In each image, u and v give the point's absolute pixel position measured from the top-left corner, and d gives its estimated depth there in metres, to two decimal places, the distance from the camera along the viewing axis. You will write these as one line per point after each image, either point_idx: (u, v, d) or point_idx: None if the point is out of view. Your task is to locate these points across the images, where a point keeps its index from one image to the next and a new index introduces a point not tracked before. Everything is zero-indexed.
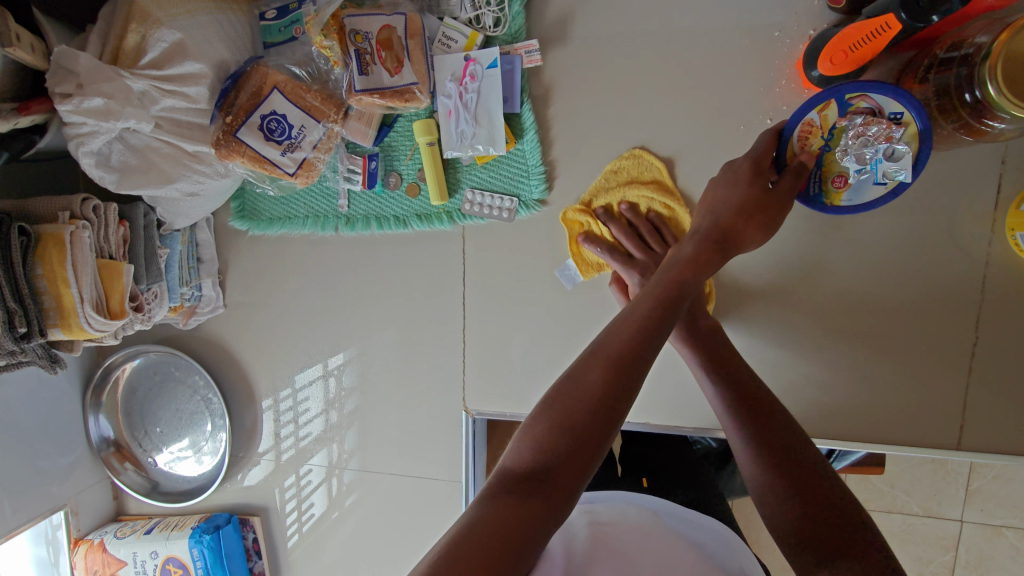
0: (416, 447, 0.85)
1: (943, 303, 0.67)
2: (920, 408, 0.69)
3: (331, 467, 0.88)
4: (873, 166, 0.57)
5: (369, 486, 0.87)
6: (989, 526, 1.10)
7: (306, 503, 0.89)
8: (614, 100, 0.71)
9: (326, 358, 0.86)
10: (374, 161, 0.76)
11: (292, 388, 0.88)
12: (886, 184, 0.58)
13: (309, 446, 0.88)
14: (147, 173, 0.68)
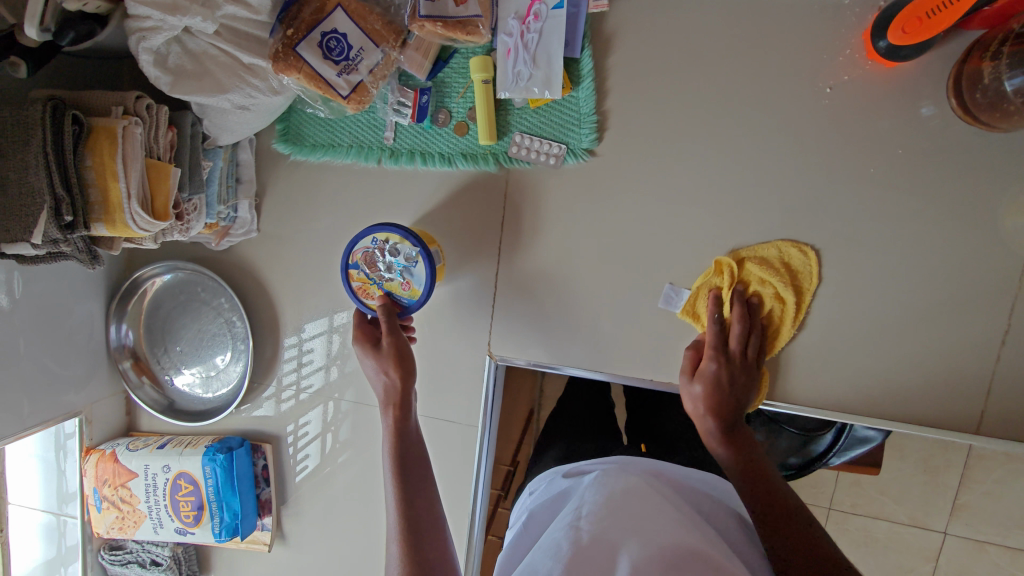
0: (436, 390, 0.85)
1: (980, 288, 0.67)
2: (944, 390, 0.69)
3: (326, 424, 0.90)
4: (395, 265, 0.73)
5: (360, 445, 0.89)
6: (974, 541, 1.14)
7: (300, 456, 0.91)
8: (674, 55, 0.71)
9: (332, 315, 0.88)
10: (425, 95, 0.76)
11: (299, 337, 0.90)
12: (403, 260, 0.72)
13: (307, 400, 0.90)
14: (201, 79, 0.67)
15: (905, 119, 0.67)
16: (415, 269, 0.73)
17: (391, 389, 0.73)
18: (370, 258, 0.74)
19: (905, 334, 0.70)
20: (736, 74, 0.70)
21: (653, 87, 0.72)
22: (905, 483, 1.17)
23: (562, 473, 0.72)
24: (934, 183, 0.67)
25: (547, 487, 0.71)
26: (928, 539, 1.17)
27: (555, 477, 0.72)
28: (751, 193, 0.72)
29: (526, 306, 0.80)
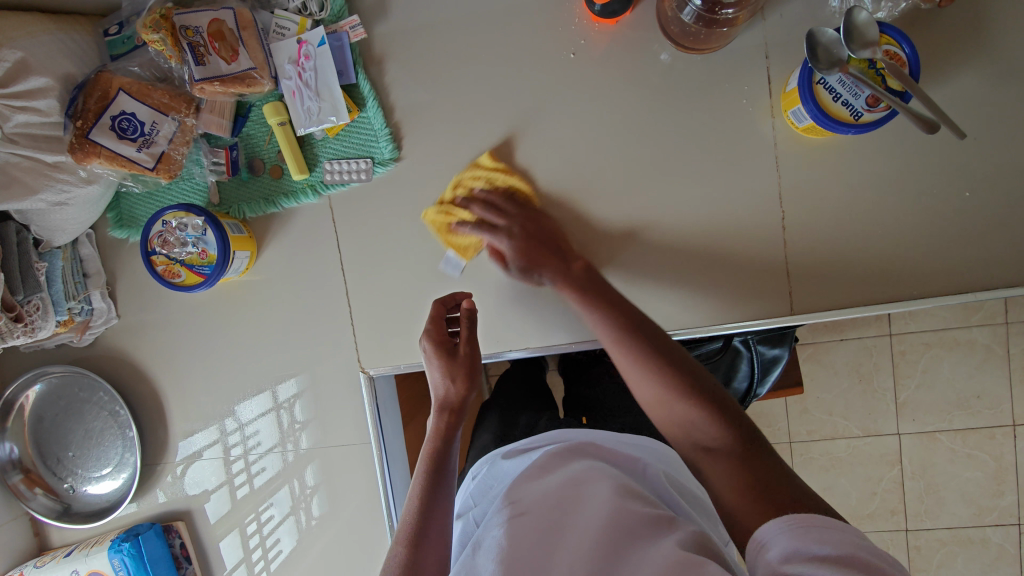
0: (358, 411, 0.88)
1: (753, 189, 0.75)
2: (752, 284, 0.76)
3: (295, 500, 0.90)
4: (191, 233, 0.75)
5: (336, 511, 0.90)
6: (923, 433, 1.32)
7: (271, 540, 0.91)
8: (439, 61, 0.80)
9: (276, 390, 0.90)
10: (235, 150, 0.82)
11: (240, 421, 0.91)
12: (198, 226, 0.75)
13: (266, 483, 0.91)
14: (9, 187, 0.71)
15: (644, 65, 0.76)
16: (208, 238, 0.75)
17: (450, 398, 0.75)
18: (164, 238, 0.76)
19: (707, 245, 0.77)
20: (495, 63, 0.79)
21: (430, 92, 0.80)
22: (847, 396, 1.35)
23: (502, 456, 0.79)
24: (685, 108, 0.76)
25: (490, 470, 0.78)
26: (888, 444, 1.34)
27: (495, 460, 0.79)
28: (540, 160, 0.80)
29: (388, 320, 0.85)
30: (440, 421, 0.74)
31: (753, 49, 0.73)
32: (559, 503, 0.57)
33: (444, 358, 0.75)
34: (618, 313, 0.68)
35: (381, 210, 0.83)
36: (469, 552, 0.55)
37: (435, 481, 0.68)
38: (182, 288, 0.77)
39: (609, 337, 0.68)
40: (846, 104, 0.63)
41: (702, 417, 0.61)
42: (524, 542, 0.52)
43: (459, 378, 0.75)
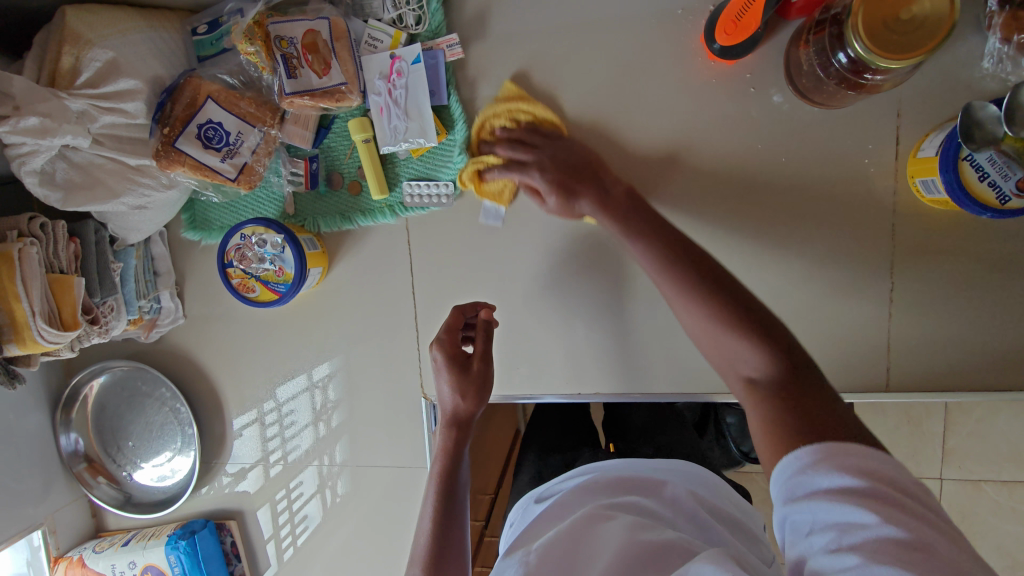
0: (394, 406, 0.87)
1: (862, 255, 0.70)
2: (847, 353, 0.72)
3: (322, 479, 0.90)
4: (268, 251, 0.74)
5: (363, 492, 0.89)
6: (967, 481, 1.24)
7: (299, 516, 0.91)
8: (536, 88, 0.75)
9: (311, 370, 0.89)
10: (316, 162, 0.79)
11: (277, 402, 0.91)
12: (276, 244, 0.73)
13: (297, 461, 0.91)
14: (92, 189, 0.70)
15: (757, 109, 0.71)
16: (285, 256, 0.74)
17: (458, 414, 0.71)
18: (242, 253, 0.74)
19: (805, 311, 0.72)
20: (596, 94, 0.74)
21: (523, 119, 0.76)
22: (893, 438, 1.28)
23: (535, 499, 0.77)
24: (798, 162, 0.70)
25: (523, 515, 0.76)
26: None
27: (528, 504, 0.77)
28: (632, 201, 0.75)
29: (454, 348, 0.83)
30: (445, 437, 0.71)
31: (884, 105, 0.67)
32: (579, 538, 0.56)
33: (456, 374, 0.70)
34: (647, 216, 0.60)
35: (459, 237, 0.80)
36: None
37: (447, 498, 0.67)
38: (257, 303, 0.76)
39: (649, 269, 0.57)
40: (993, 185, 0.57)
41: (755, 350, 0.49)
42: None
43: (469, 394, 0.70)
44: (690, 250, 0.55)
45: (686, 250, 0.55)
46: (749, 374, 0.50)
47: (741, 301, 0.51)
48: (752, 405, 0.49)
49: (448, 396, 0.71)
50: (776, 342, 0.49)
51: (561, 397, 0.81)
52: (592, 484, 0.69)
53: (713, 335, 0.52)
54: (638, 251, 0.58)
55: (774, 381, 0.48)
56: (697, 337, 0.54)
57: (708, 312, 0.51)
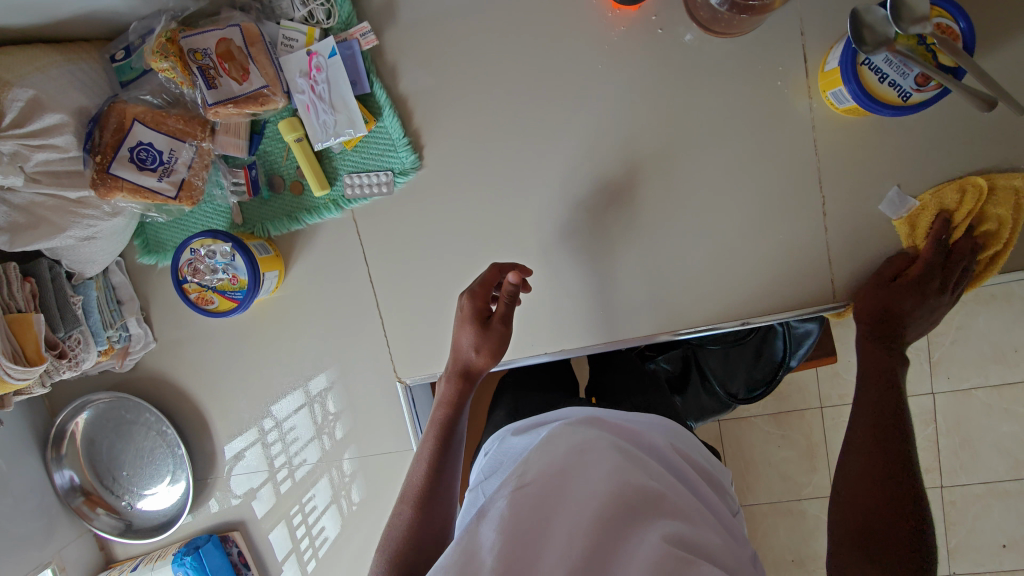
0: (392, 408, 0.89)
1: (790, 175, 0.72)
2: (791, 271, 0.74)
3: (336, 489, 0.92)
4: (219, 261, 0.75)
5: (373, 503, 0.91)
6: (958, 391, 1.25)
7: (317, 528, 0.94)
8: (455, 63, 0.77)
9: (308, 385, 0.90)
10: (254, 169, 0.80)
11: (276, 420, 0.92)
12: (226, 253, 0.75)
13: (307, 475, 0.93)
14: (37, 227, 0.72)
15: (670, 50, 0.72)
16: (236, 263, 0.75)
17: (469, 367, 0.73)
18: (194, 267, 0.76)
19: (746, 239, 0.74)
20: (513, 60, 0.76)
21: (448, 95, 0.78)
22: (877, 358, 1.28)
23: (513, 431, 0.80)
24: (716, 94, 0.72)
25: (500, 448, 0.77)
26: (922, 404, 1.27)
27: (506, 436, 0.79)
28: (566, 158, 0.77)
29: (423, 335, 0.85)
30: (451, 385, 0.74)
31: (788, 28, 0.69)
32: (567, 468, 0.55)
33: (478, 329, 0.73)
34: (880, 356, 0.71)
35: (407, 221, 0.82)
36: (473, 519, 0.53)
37: (442, 448, 0.70)
38: (217, 313, 0.77)
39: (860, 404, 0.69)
40: (894, 86, 0.59)
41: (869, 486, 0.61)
42: (528, 508, 0.51)
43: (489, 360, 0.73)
44: (887, 410, 0.66)
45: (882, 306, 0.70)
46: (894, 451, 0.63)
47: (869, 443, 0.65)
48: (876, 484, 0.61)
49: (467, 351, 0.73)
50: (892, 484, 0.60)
51: (532, 360, 0.84)
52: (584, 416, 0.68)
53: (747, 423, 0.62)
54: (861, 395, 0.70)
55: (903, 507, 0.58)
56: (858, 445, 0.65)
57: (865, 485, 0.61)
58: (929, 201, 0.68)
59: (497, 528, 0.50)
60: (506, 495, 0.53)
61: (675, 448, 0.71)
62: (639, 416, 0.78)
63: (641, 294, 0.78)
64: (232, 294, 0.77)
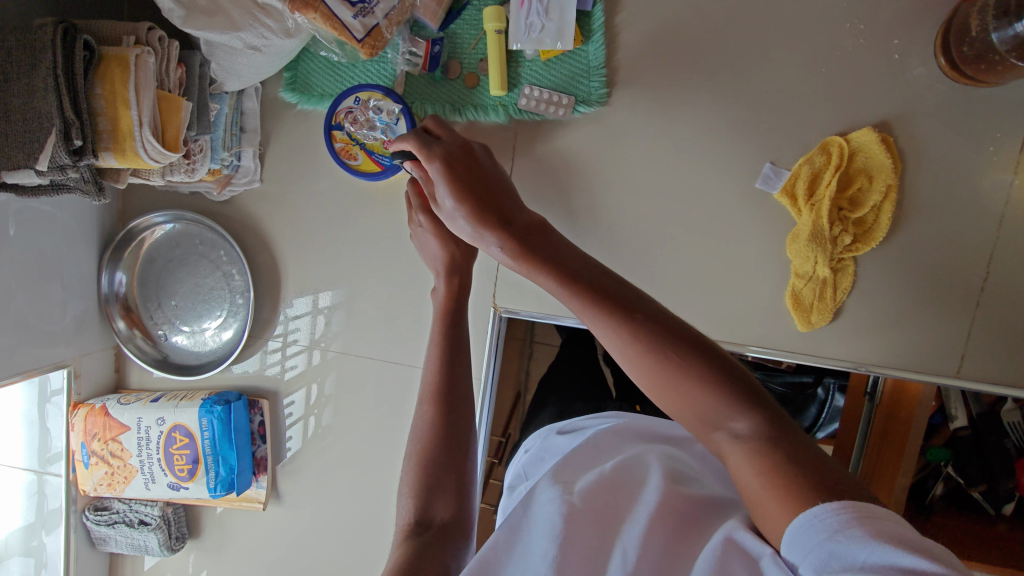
0: (396, 336, 0.88)
1: (968, 239, 0.71)
2: (927, 333, 0.73)
3: (309, 407, 0.90)
4: (381, 120, 0.74)
5: (343, 431, 0.90)
6: None
7: (284, 437, 0.91)
8: (680, 13, 0.74)
9: (317, 295, 0.89)
10: (437, 46, 0.77)
11: (286, 316, 0.90)
12: (391, 115, 0.73)
13: (292, 380, 0.90)
14: (213, 16, 0.66)
15: (895, 79, 0.71)
16: (397, 128, 0.74)
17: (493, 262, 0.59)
18: (353, 116, 0.74)
19: (892, 286, 0.73)
20: (739, 32, 0.73)
21: (659, 44, 0.75)
22: None
23: (557, 430, 0.70)
24: (929, 136, 0.70)
25: (542, 444, 0.70)
26: None
27: (550, 434, 0.70)
28: (750, 148, 0.75)
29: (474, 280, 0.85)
30: (449, 286, 0.72)
31: (1020, 99, 0.68)
32: (615, 487, 0.48)
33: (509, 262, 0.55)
34: (569, 269, 0.51)
35: (567, 152, 0.79)
36: (516, 519, 0.47)
37: (454, 399, 0.61)
38: (353, 170, 0.75)
39: (613, 343, 0.48)
40: None
41: (690, 384, 0.45)
42: (582, 518, 0.44)
43: (648, 334, 0.46)
44: (679, 333, 0.46)
45: (599, 284, 0.49)
46: (735, 430, 0.43)
47: (687, 346, 0.46)
48: (704, 387, 0.44)
49: (462, 225, 0.60)
50: (740, 391, 0.44)
51: (569, 322, 0.83)
52: (619, 425, 0.59)
53: (668, 386, 0.46)
54: (602, 325, 0.48)
55: (756, 423, 0.42)
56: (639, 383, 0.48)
57: (671, 378, 0.45)
58: (782, 200, 0.74)
59: (550, 540, 0.43)
60: (551, 500, 0.46)
61: None
62: None
63: (773, 306, 0.76)
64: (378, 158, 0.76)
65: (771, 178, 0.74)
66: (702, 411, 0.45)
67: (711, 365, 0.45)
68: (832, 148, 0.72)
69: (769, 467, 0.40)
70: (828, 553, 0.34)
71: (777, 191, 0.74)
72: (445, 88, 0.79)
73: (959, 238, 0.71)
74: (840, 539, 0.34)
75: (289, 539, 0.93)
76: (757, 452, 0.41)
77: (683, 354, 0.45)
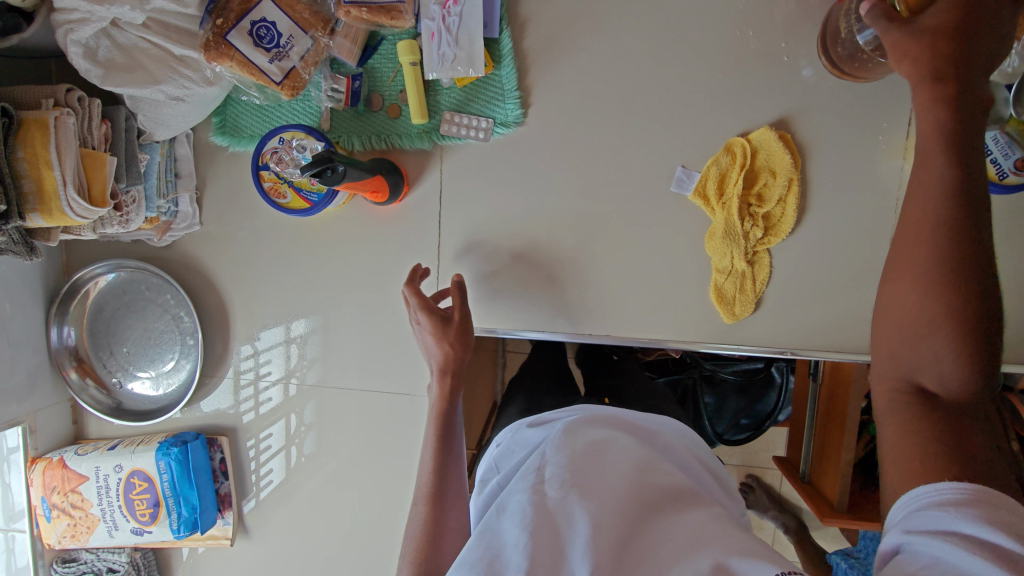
0: (361, 362, 0.89)
1: (869, 223, 0.75)
2: (843, 313, 0.77)
3: (290, 436, 0.92)
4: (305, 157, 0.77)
5: (313, 458, 0.92)
6: None
7: (264, 469, 0.92)
8: (582, 33, 0.78)
9: (290, 325, 0.90)
10: (358, 81, 0.80)
11: (255, 347, 0.91)
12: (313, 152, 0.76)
13: (268, 413, 0.92)
14: (133, 71, 0.69)
15: (786, 79, 0.75)
16: None
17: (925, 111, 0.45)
18: (278, 156, 0.78)
19: (806, 272, 0.77)
20: (640, 47, 0.78)
21: (566, 64, 0.79)
22: None
23: (528, 423, 0.71)
24: (823, 130, 0.75)
25: (513, 437, 0.69)
26: None
27: (521, 427, 0.70)
28: (661, 154, 0.78)
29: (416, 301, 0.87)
30: (443, 387, 0.72)
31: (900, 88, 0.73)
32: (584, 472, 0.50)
33: (963, 178, 0.43)
34: (959, 177, 0.43)
35: (491, 172, 0.82)
36: (493, 512, 0.49)
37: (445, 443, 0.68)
38: (284, 207, 0.79)
39: (918, 283, 0.43)
40: (994, 163, 0.65)
41: (936, 343, 0.42)
42: (551, 507, 0.47)
43: (944, 290, 0.42)
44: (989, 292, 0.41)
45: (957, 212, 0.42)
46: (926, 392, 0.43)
47: (971, 313, 0.41)
48: (940, 344, 0.42)
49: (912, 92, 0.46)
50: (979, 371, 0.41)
51: (535, 334, 0.84)
52: (591, 415, 0.61)
53: (903, 336, 0.44)
54: (928, 264, 0.43)
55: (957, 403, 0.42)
56: (888, 312, 0.45)
57: (913, 320, 0.43)
58: (696, 201, 0.78)
59: (520, 527, 0.45)
60: (523, 491, 0.49)
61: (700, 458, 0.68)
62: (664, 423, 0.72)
63: (699, 301, 0.80)
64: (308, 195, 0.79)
65: (683, 180, 0.78)
66: (912, 360, 0.43)
67: (985, 337, 0.41)
68: (736, 148, 0.76)
69: (920, 447, 0.41)
70: (931, 518, 0.38)
71: (690, 193, 0.78)
72: (373, 118, 0.82)
73: (861, 223, 0.75)
74: (951, 512, 0.37)
75: (261, 572, 0.94)
76: (931, 426, 0.41)
77: (961, 314, 0.41)
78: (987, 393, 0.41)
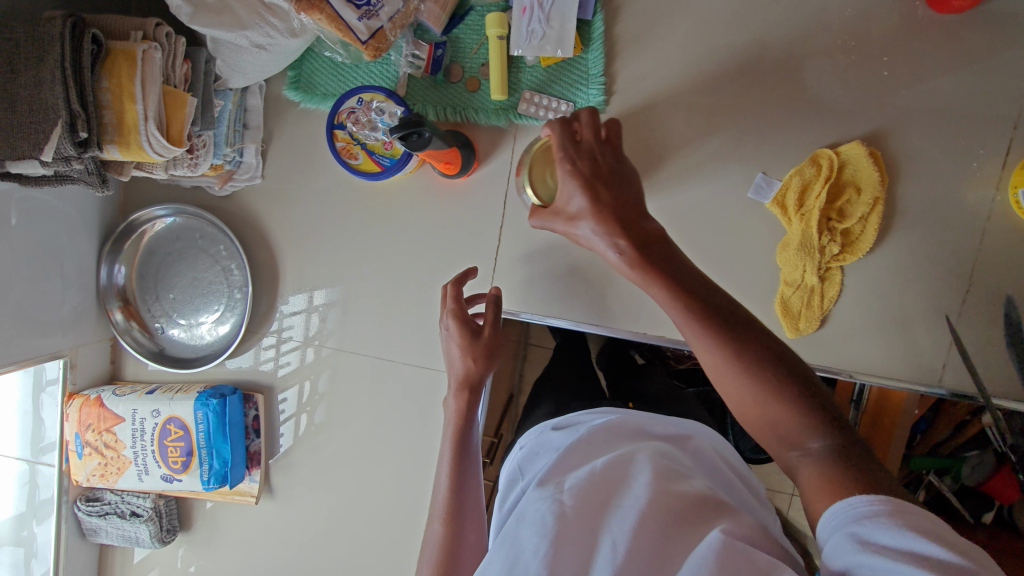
0: (397, 334, 0.88)
1: (951, 251, 0.73)
2: (910, 340, 0.75)
3: (302, 404, 0.91)
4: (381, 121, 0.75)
5: (342, 427, 0.91)
6: None
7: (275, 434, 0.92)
8: (677, 26, 0.76)
9: (311, 294, 0.90)
10: (440, 49, 0.79)
11: (280, 315, 0.91)
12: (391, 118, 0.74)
13: (286, 377, 0.91)
14: (219, 14, 0.67)
15: (883, 94, 0.73)
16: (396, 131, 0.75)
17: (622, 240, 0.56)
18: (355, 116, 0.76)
19: (878, 295, 0.75)
20: (735, 45, 0.75)
21: (656, 54, 0.77)
22: None
23: (553, 426, 0.69)
24: (915, 151, 0.73)
25: (536, 440, 0.69)
26: None
27: (545, 430, 0.69)
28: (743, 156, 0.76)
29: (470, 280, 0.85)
30: (459, 403, 0.66)
31: (1002, 116, 0.70)
32: (607, 482, 0.49)
33: (676, 282, 0.53)
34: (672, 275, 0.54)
35: None
36: (512, 522, 0.49)
37: (462, 452, 0.63)
38: (353, 169, 0.78)
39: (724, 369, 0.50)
40: None
41: (797, 416, 0.48)
42: (575, 521, 0.45)
43: (754, 377, 0.49)
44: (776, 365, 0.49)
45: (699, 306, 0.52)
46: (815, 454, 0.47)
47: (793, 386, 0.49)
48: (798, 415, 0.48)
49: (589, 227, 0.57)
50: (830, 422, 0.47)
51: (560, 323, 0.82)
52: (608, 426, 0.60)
53: (762, 418, 0.50)
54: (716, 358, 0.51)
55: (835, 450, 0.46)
56: (738, 407, 0.51)
57: (763, 404, 0.49)
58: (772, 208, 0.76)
59: (541, 537, 0.45)
60: (544, 500, 0.48)
61: (733, 468, 0.65)
62: (693, 425, 0.70)
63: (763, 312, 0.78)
64: (380, 160, 0.78)
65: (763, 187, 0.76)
66: (795, 438, 0.48)
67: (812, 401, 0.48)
68: (822, 160, 0.73)
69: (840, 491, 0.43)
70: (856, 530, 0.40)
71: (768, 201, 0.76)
72: (450, 88, 0.81)
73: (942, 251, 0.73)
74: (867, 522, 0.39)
75: (279, 533, 0.93)
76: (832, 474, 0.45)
77: (777, 388, 0.48)
78: (850, 436, 0.47)
